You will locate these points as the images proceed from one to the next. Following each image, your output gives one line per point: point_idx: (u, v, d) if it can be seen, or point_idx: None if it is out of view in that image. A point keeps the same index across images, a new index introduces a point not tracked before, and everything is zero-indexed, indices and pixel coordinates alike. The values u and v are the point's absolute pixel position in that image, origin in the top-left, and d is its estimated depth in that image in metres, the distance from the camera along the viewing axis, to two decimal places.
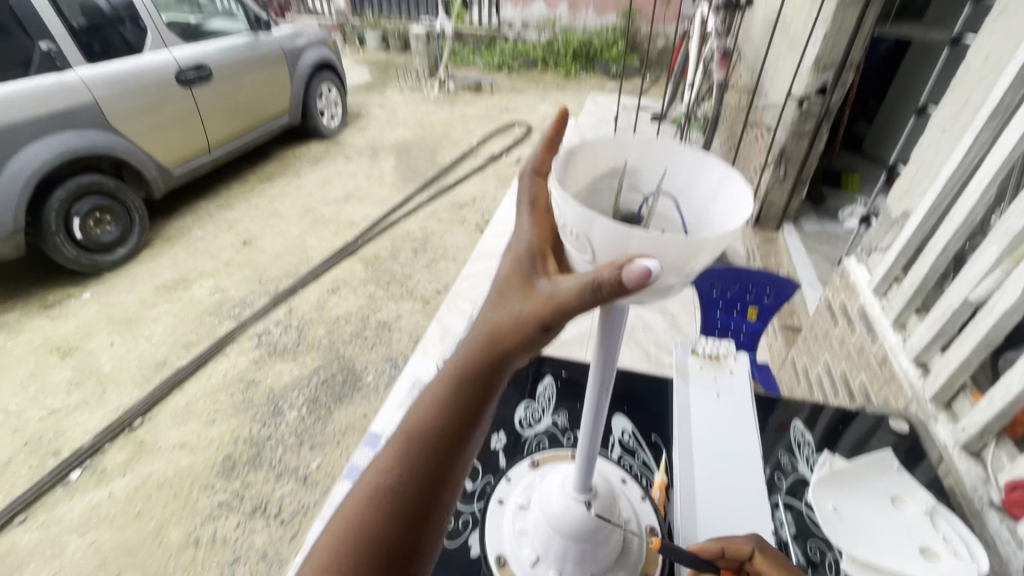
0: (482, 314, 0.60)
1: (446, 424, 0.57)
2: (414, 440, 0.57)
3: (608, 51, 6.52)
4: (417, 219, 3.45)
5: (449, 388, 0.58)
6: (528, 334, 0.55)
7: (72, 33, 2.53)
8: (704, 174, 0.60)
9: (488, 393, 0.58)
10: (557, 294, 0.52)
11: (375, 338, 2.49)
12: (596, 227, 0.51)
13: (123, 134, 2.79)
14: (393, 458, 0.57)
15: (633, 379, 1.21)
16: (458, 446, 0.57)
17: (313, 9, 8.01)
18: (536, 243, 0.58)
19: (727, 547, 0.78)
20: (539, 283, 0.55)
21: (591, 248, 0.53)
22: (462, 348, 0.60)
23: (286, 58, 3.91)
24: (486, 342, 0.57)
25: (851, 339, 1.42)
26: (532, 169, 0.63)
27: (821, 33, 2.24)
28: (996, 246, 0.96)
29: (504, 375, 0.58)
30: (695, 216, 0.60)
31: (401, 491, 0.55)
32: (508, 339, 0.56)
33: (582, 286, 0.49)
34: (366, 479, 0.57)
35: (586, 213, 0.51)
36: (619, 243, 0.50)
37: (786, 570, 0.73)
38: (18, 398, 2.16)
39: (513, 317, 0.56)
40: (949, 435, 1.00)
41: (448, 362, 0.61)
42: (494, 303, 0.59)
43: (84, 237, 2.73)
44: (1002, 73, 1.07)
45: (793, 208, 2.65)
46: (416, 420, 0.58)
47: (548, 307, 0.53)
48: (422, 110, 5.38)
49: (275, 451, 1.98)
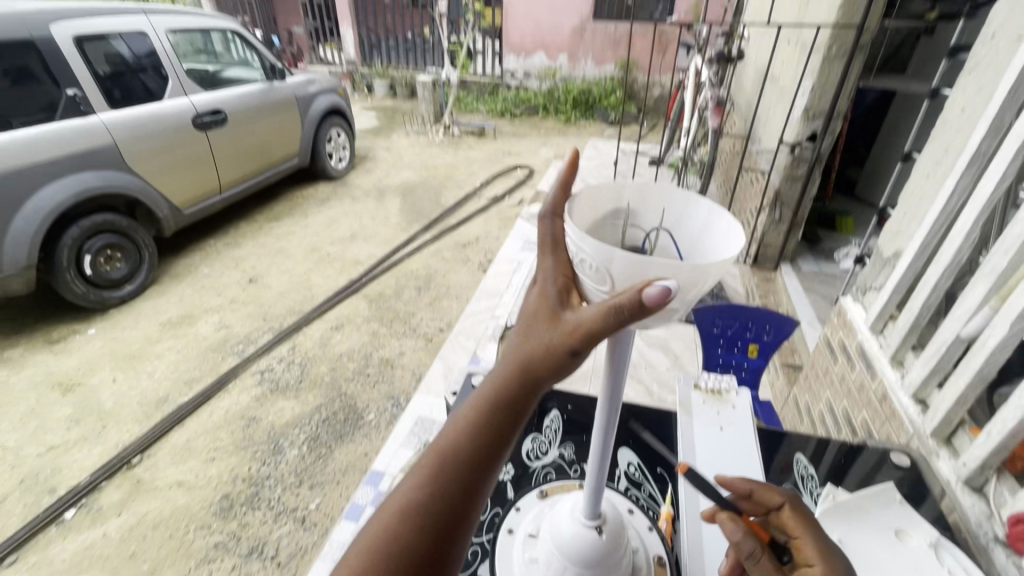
0: (510, 344, 0.64)
1: (475, 446, 0.59)
2: (445, 460, 0.59)
3: (606, 99, 6.79)
4: (420, 257, 3.52)
5: (480, 411, 0.61)
6: (557, 360, 0.59)
7: (96, 79, 2.68)
8: (695, 209, 0.67)
9: (516, 417, 0.61)
10: (584, 322, 0.56)
11: (378, 376, 2.50)
12: (614, 259, 0.57)
13: (139, 175, 2.90)
14: (424, 478, 0.59)
15: (639, 412, 1.26)
16: (487, 467, 0.60)
17: (324, 60, 8.42)
18: (561, 279, 0.63)
19: (759, 488, 0.71)
20: (566, 314, 0.59)
21: (609, 278, 0.59)
22: (492, 375, 0.63)
23: (298, 104, 4.09)
24: (517, 368, 0.61)
25: (851, 377, 1.45)
26: (550, 212, 0.64)
27: (809, 85, 2.38)
28: (984, 284, 1.00)
29: (532, 401, 0.61)
30: (690, 246, 0.67)
31: (432, 509, 0.57)
32: (537, 366, 0.60)
33: (606, 312, 0.54)
34: (395, 498, 0.59)
35: (604, 246, 0.57)
36: (635, 271, 0.57)
37: (817, 534, 0.66)
38: (17, 434, 2.16)
39: (542, 344, 0.60)
40: (952, 471, 1.02)
41: (478, 388, 0.64)
42: (522, 333, 0.63)
43: (94, 274, 2.79)
44: (976, 123, 1.15)
45: (790, 249, 2.74)
46: (446, 442, 0.61)
47: (577, 334, 0.57)
48: (427, 154, 5.57)
49: (274, 491, 1.96)
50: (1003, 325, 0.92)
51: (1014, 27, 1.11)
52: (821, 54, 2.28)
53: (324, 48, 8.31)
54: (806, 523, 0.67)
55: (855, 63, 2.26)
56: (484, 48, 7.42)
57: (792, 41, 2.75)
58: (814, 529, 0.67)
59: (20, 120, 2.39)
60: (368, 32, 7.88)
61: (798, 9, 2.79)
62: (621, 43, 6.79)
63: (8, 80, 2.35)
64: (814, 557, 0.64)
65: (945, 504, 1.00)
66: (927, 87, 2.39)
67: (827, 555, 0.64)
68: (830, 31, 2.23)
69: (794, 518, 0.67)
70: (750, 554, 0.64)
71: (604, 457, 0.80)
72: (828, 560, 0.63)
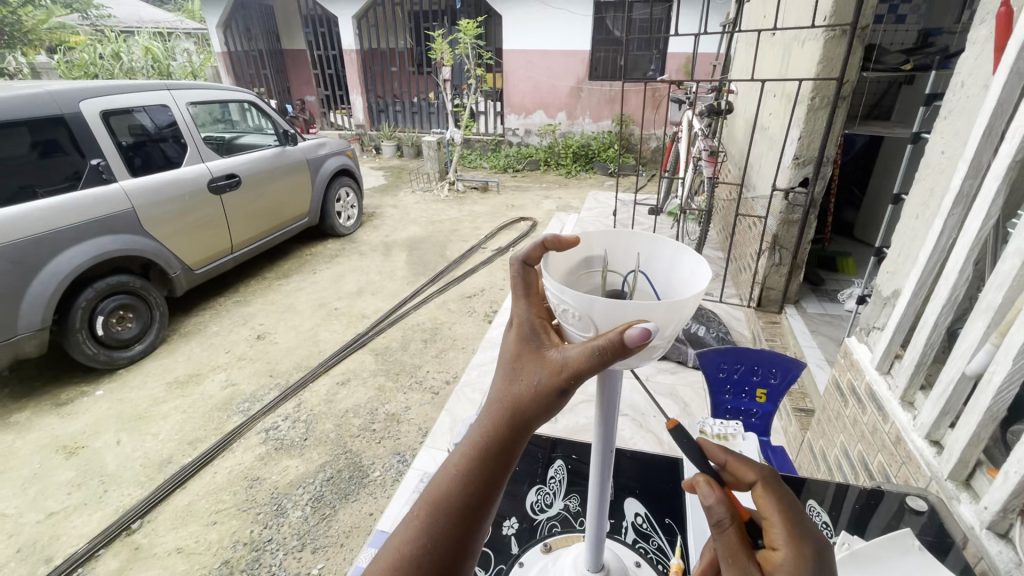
0: (494, 387, 0.65)
1: (465, 495, 0.60)
2: (435, 510, 0.60)
3: (605, 152, 7.06)
4: (426, 310, 3.55)
5: (468, 459, 0.62)
6: (545, 402, 0.60)
7: (119, 149, 2.84)
8: (661, 248, 0.73)
9: (506, 461, 0.62)
10: (569, 361, 0.58)
11: (384, 431, 2.46)
12: (595, 307, 0.60)
13: (155, 238, 3.00)
14: (416, 529, 0.59)
15: (645, 466, 1.33)
16: (479, 513, 0.60)
17: (335, 124, 8.88)
18: (539, 322, 0.65)
19: (735, 462, 0.63)
20: (549, 354, 0.61)
21: (592, 324, 0.62)
22: (479, 419, 0.64)
23: (309, 166, 4.29)
24: (502, 413, 0.62)
25: (863, 420, 1.41)
26: (521, 258, 0.68)
27: (797, 134, 2.46)
28: (983, 321, 1.00)
29: (521, 444, 0.62)
30: (663, 284, 0.72)
31: (426, 561, 0.58)
32: (524, 409, 0.61)
33: (590, 351, 0.56)
34: (387, 553, 0.59)
35: (585, 295, 0.60)
36: (615, 314, 0.60)
37: (787, 510, 0.57)
38: (19, 501, 2.13)
39: (528, 387, 0.61)
40: (974, 516, 0.97)
41: (466, 434, 0.64)
42: (505, 376, 0.64)
43: (105, 335, 2.83)
44: (956, 165, 1.19)
45: (792, 292, 2.77)
46: (434, 492, 0.61)
47: (562, 374, 0.59)
48: (433, 209, 5.74)
49: (276, 555, 1.89)
50: (1006, 361, 0.91)
51: (980, 76, 1.17)
52: (805, 106, 2.38)
53: (335, 114, 8.78)
54: (781, 506, 0.58)
55: (838, 113, 2.36)
56: (486, 109, 7.80)
57: (778, 95, 2.87)
58: (792, 516, 0.57)
59: (45, 190, 2.52)
60: (376, 98, 8.29)
61: (780, 65, 2.94)
62: (616, 101, 7.07)
63: (36, 153, 2.49)
64: (783, 541, 0.55)
65: (972, 553, 0.95)
66: (911, 132, 2.46)
67: (798, 543, 0.55)
68: (812, 84, 2.34)
69: (766, 497, 0.58)
70: (716, 522, 0.56)
71: (603, 501, 0.80)
72: (799, 548, 0.54)
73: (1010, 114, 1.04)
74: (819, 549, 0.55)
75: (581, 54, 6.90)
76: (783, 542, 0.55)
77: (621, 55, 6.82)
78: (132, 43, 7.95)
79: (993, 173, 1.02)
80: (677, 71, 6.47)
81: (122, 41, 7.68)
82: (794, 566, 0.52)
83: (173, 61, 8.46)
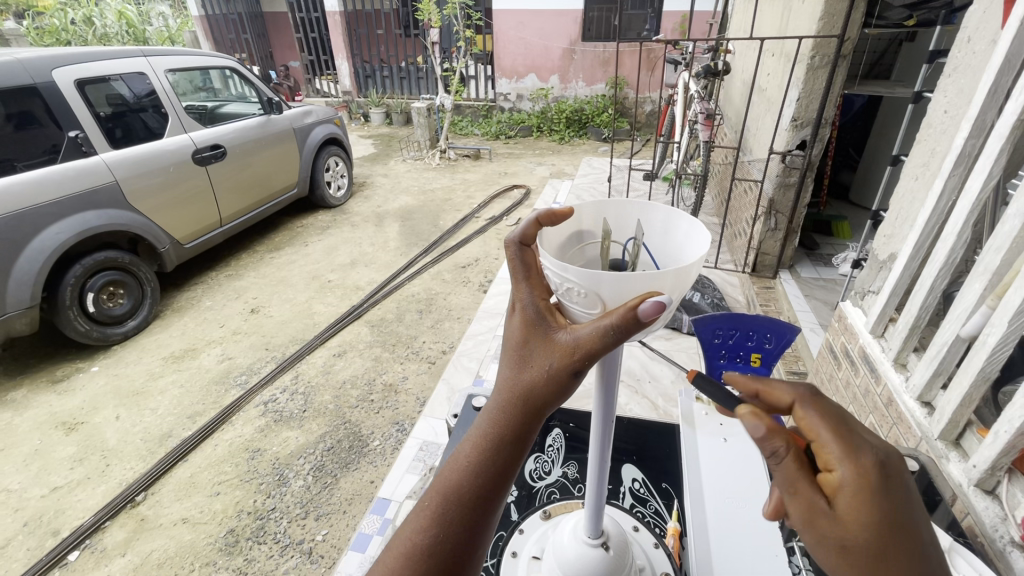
0: (502, 374, 0.64)
1: (476, 484, 0.60)
2: (445, 499, 0.60)
3: (598, 117, 6.93)
4: (420, 280, 3.53)
5: (480, 448, 0.61)
6: (557, 385, 0.60)
7: (98, 121, 2.74)
8: (656, 216, 0.71)
9: (518, 448, 0.62)
10: (581, 341, 0.57)
11: (383, 401, 2.48)
12: (602, 282, 0.59)
13: (141, 212, 2.93)
14: (426, 519, 0.59)
15: (642, 433, 1.37)
16: (491, 501, 0.61)
17: (321, 91, 8.63)
18: (543, 303, 0.63)
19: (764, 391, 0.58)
20: (557, 336, 0.60)
21: (599, 300, 0.61)
22: (489, 408, 0.63)
23: (297, 135, 4.17)
24: (513, 400, 0.61)
25: (855, 382, 1.43)
26: (518, 239, 0.65)
27: (795, 95, 2.41)
28: (979, 283, 1.00)
29: (534, 429, 0.62)
30: (663, 251, 0.71)
31: (439, 550, 0.58)
32: (539, 393, 0.60)
33: (604, 329, 0.55)
34: (403, 541, 0.60)
35: (589, 272, 0.59)
36: (623, 288, 0.59)
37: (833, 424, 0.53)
38: (22, 476, 2.14)
39: (540, 373, 0.60)
40: (963, 474, 1.00)
41: (478, 421, 0.64)
42: (515, 362, 0.63)
43: (96, 311, 2.80)
44: (961, 122, 1.16)
45: (787, 256, 2.76)
46: (445, 482, 0.61)
47: (575, 356, 0.58)
48: (424, 178, 5.64)
49: (280, 523, 1.92)
50: (1001, 323, 0.92)
51: (987, 31, 1.13)
52: (804, 65, 2.32)
53: (320, 80, 8.51)
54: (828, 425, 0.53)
55: (838, 73, 2.30)
56: (476, 73, 7.56)
57: (777, 53, 2.80)
58: (838, 426, 0.53)
59: (25, 164, 2.44)
60: (363, 62, 8.01)
61: (780, 22, 2.85)
62: (610, 62, 6.89)
63: (12, 125, 2.40)
64: (836, 458, 0.51)
65: (959, 509, 0.98)
66: (911, 91, 2.42)
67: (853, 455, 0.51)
68: (812, 42, 2.27)
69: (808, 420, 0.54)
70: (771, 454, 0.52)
71: (602, 469, 0.80)
72: (854, 463, 0.51)
73: (1017, 70, 1.01)
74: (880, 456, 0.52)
75: (574, 13, 6.65)
76: (838, 459, 0.51)
77: (615, 14, 6.57)
78: (104, 5, 7.55)
79: (996, 134, 1.00)
80: (672, 30, 6.29)
81: (93, 3, 7.31)
82: (855, 485, 0.50)
83: (147, 25, 8.08)
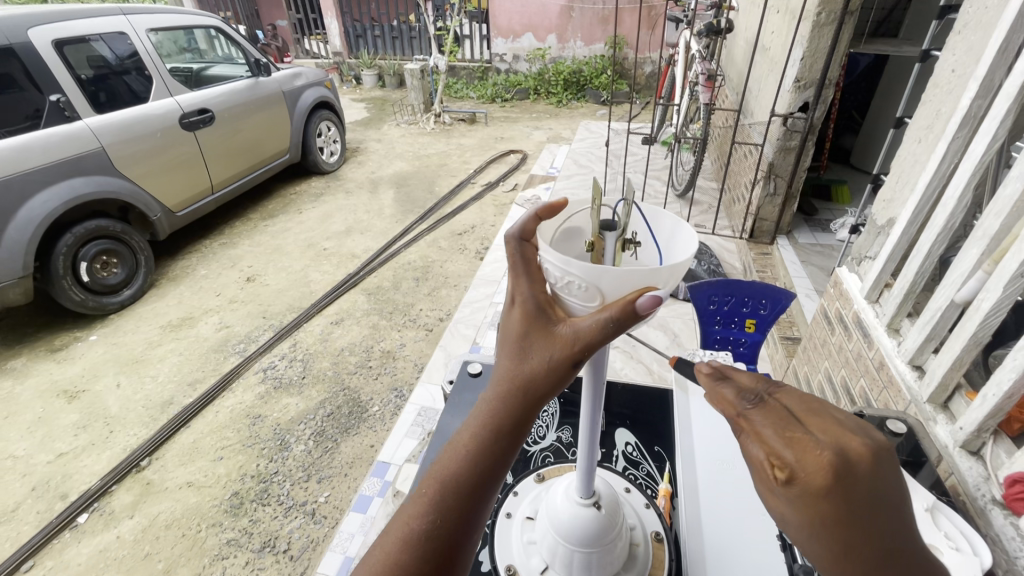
0: (500, 365, 0.62)
1: (471, 473, 0.59)
2: (443, 487, 0.59)
3: (597, 79, 6.75)
4: (417, 247, 3.50)
5: (476, 437, 0.60)
6: (558, 377, 0.58)
7: (80, 84, 2.64)
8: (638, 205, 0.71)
9: (515, 440, 0.61)
10: (584, 332, 0.56)
11: (381, 367, 2.51)
12: (604, 277, 0.59)
13: (130, 179, 2.88)
14: (423, 506, 0.59)
15: (637, 398, 1.38)
16: (487, 489, 0.60)
17: (311, 52, 8.36)
18: (541, 296, 0.63)
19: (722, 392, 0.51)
20: (559, 327, 0.59)
21: (599, 294, 0.61)
22: (486, 398, 0.61)
23: (286, 98, 4.04)
24: (513, 390, 0.59)
25: (848, 347, 1.44)
26: (518, 234, 0.65)
27: (799, 54, 2.33)
28: (977, 248, 1.00)
29: (531, 420, 0.60)
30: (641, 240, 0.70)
31: (437, 536, 0.58)
32: (539, 384, 0.59)
33: (603, 321, 0.56)
34: (398, 527, 0.59)
35: (593, 267, 0.59)
36: (623, 281, 0.59)
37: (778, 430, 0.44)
38: (27, 443, 2.17)
39: (540, 364, 0.59)
40: (949, 436, 1.02)
41: (473, 411, 0.62)
42: (514, 353, 0.60)
43: (90, 280, 2.78)
44: (968, 82, 1.13)
45: (785, 221, 2.74)
46: (441, 469, 0.60)
47: (576, 347, 0.57)
48: (419, 142, 5.53)
49: (283, 486, 1.97)
50: (997, 288, 0.91)
51: None
52: (810, 22, 2.24)
53: (309, 40, 8.23)
54: (777, 429, 0.44)
55: (845, 31, 2.23)
56: (471, 33, 7.29)
57: (782, 10, 2.70)
58: (790, 427, 0.44)
59: (7, 129, 2.37)
60: (353, 21, 7.74)
61: None
62: (609, 21, 6.68)
63: None
64: (782, 463, 0.43)
65: (942, 469, 1.01)
66: (919, 50, 2.35)
67: (800, 458, 0.42)
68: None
69: (755, 428, 0.45)
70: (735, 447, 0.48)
71: (594, 429, 0.81)
72: (801, 468, 0.42)
73: None
74: (838, 455, 0.41)
75: None
76: (783, 462, 0.43)
77: None
78: None
79: (1003, 94, 0.97)
80: None
81: None
82: (802, 490, 0.42)
83: None
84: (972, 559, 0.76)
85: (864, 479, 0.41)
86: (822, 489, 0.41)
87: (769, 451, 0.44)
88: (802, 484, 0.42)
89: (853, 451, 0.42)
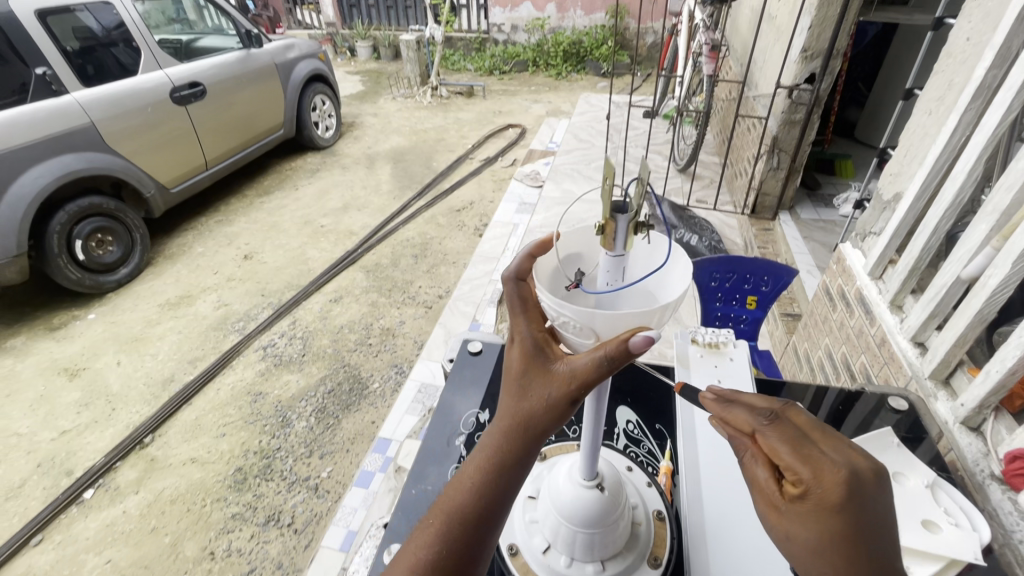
0: (501, 403, 0.63)
1: (477, 506, 0.62)
2: (450, 519, 0.62)
3: (597, 50, 6.59)
4: (415, 224, 3.47)
5: (480, 471, 0.62)
6: (557, 413, 0.59)
7: (67, 57, 2.56)
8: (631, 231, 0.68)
9: (518, 472, 0.62)
10: (577, 372, 0.56)
11: (380, 345, 2.51)
12: (597, 318, 0.57)
13: (122, 155, 2.82)
14: (431, 536, 0.62)
15: (638, 375, 1.37)
16: (492, 519, 0.62)
17: (304, 23, 8.14)
18: (539, 334, 0.62)
19: (731, 412, 0.55)
20: (555, 366, 0.59)
21: (594, 333, 0.58)
22: (489, 434, 0.63)
23: (279, 71, 3.94)
24: (514, 427, 0.61)
25: (850, 324, 1.43)
26: (514, 274, 0.63)
27: (807, 22, 2.25)
28: (985, 224, 0.98)
29: (534, 454, 0.62)
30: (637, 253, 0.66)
31: (443, 566, 0.60)
32: (539, 422, 0.60)
33: (598, 361, 0.54)
34: (407, 557, 0.61)
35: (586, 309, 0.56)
36: (617, 320, 0.56)
37: (791, 442, 0.49)
38: (30, 421, 2.18)
39: (538, 402, 0.59)
40: (950, 412, 1.02)
41: (479, 445, 0.64)
42: (514, 392, 0.61)
43: (86, 258, 2.75)
44: (983, 52, 1.09)
45: (788, 197, 2.71)
46: (449, 502, 0.63)
47: (572, 386, 0.57)
48: (416, 116, 5.42)
49: (286, 462, 1.99)
50: (1005, 265, 0.90)
51: None
52: None
53: (301, 10, 8.00)
54: (791, 447, 0.49)
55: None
56: (467, 1, 7.07)
57: None
58: (802, 444, 0.49)
59: None
60: None
61: None
62: None
63: None
64: (797, 477, 0.47)
65: (942, 444, 1.01)
66: (931, 17, 2.28)
67: (816, 473, 0.47)
68: None
69: (770, 443, 0.50)
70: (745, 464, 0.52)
71: (598, 412, 0.80)
72: (817, 481, 0.47)
73: None
74: (850, 471, 0.46)
75: None
76: (800, 475, 0.47)
77: None
78: None
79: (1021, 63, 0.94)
80: None
81: None
82: (817, 501, 0.47)
83: None
84: (972, 534, 0.76)
85: (868, 496, 0.47)
86: (835, 502, 0.46)
87: (786, 466, 0.48)
88: (815, 496, 0.47)
89: (858, 470, 0.47)
